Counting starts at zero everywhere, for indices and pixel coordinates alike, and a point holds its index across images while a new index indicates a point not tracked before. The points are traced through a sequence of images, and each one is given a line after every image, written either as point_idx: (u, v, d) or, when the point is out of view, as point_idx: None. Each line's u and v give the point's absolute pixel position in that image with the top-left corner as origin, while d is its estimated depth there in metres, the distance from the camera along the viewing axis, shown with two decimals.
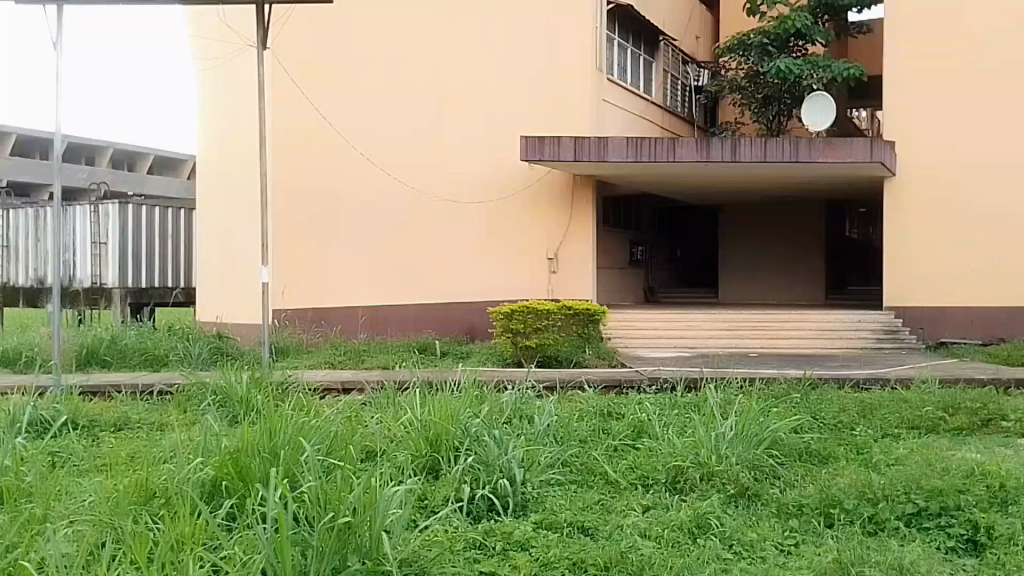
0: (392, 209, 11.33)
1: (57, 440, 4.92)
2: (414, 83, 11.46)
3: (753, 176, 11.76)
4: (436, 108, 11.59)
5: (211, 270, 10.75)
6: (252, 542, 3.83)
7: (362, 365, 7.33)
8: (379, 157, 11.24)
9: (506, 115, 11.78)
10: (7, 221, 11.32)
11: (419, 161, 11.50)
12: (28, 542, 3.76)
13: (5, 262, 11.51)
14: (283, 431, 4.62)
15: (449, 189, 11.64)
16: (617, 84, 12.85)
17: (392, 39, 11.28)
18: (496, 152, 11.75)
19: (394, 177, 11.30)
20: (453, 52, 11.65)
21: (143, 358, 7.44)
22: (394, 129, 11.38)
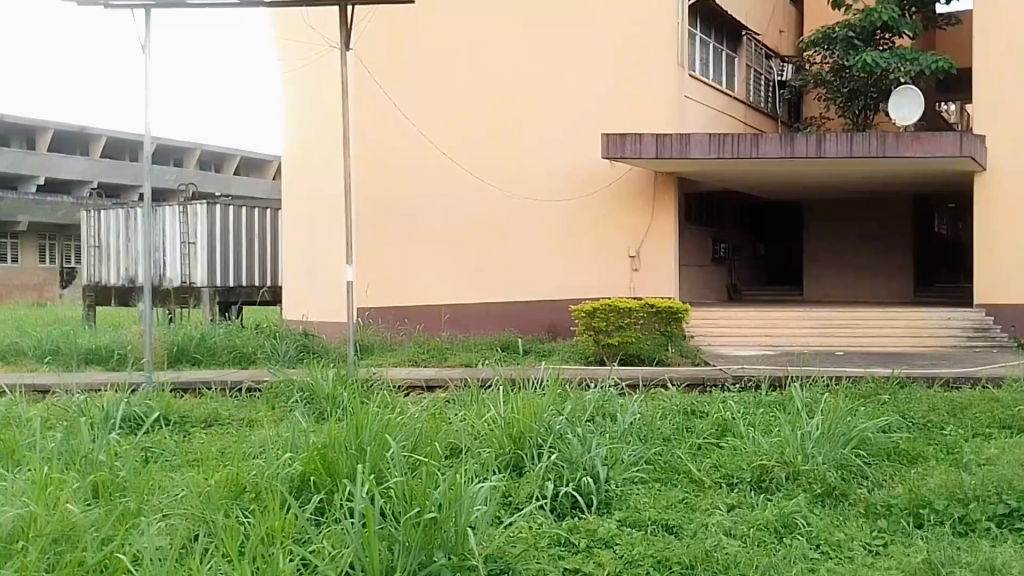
0: (468, 207, 11.23)
1: (150, 435, 5.01)
2: (489, 78, 11.27)
3: (827, 171, 11.48)
4: (511, 103, 11.27)
5: (295, 269, 10.98)
6: (342, 537, 3.88)
7: (445, 363, 7.40)
8: (454, 154, 11.25)
9: (586, 111, 11.22)
10: (102, 222, 11.65)
11: (495, 157, 11.25)
12: (121, 536, 3.83)
13: (99, 263, 11.76)
14: (368, 427, 4.63)
15: (525, 185, 11.24)
16: (703, 81, 12.31)
17: (468, 34, 11.22)
18: (575, 147, 11.23)
19: (469, 175, 11.23)
20: (530, 48, 11.25)
21: (233, 355, 7.56)
22: (471, 126, 11.28)
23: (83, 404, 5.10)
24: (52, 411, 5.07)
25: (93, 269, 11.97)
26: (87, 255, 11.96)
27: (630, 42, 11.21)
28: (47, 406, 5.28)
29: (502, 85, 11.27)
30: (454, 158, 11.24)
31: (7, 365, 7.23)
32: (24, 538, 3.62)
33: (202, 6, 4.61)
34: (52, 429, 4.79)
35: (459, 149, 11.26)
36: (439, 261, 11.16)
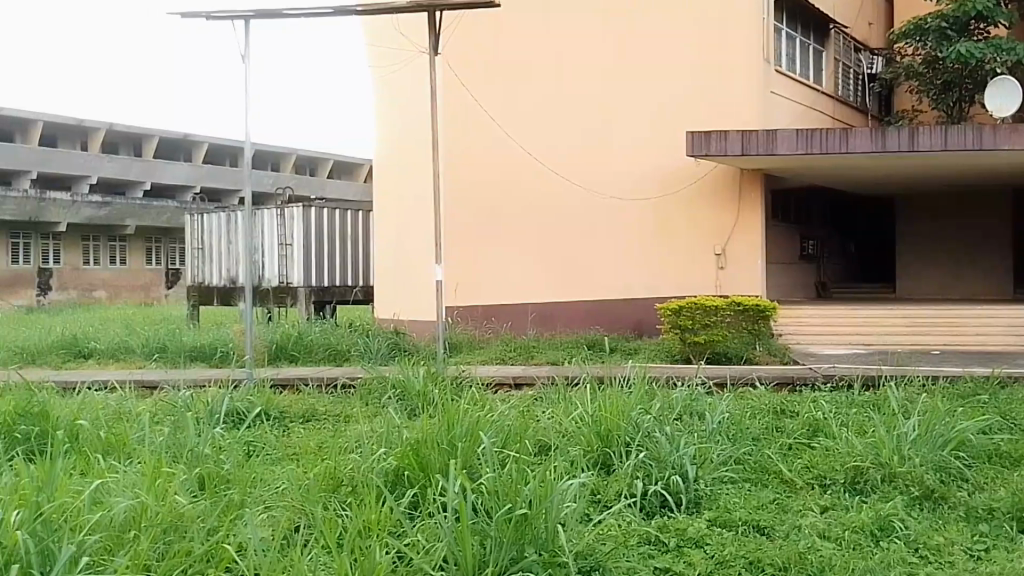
0: (552, 207, 11.15)
1: (253, 430, 5.22)
2: (574, 80, 11.17)
3: (914, 165, 11.16)
4: (595, 104, 11.15)
5: (385, 269, 11.24)
6: (437, 532, 3.97)
7: (532, 361, 7.51)
8: (541, 155, 11.20)
9: (669, 109, 11.04)
10: (206, 225, 12.27)
11: (580, 158, 11.15)
12: (227, 526, 4.02)
13: (202, 264, 12.28)
14: (460, 423, 4.69)
15: (610, 185, 11.08)
16: (789, 76, 12.06)
17: (551, 35, 11.18)
18: (660, 146, 11.02)
19: (552, 175, 11.16)
20: (611, 47, 11.14)
21: (328, 353, 7.76)
22: (554, 126, 11.17)
23: (189, 400, 5.34)
24: (159, 407, 5.34)
25: (196, 269, 12.50)
26: (191, 256, 12.52)
27: (713, 39, 10.98)
28: (155, 401, 5.60)
29: (585, 87, 11.16)
30: (541, 160, 11.19)
31: (118, 363, 7.59)
32: (139, 527, 3.82)
33: (297, 16, 4.69)
34: (160, 424, 5.03)
35: (546, 150, 11.17)
36: (526, 262, 11.13)
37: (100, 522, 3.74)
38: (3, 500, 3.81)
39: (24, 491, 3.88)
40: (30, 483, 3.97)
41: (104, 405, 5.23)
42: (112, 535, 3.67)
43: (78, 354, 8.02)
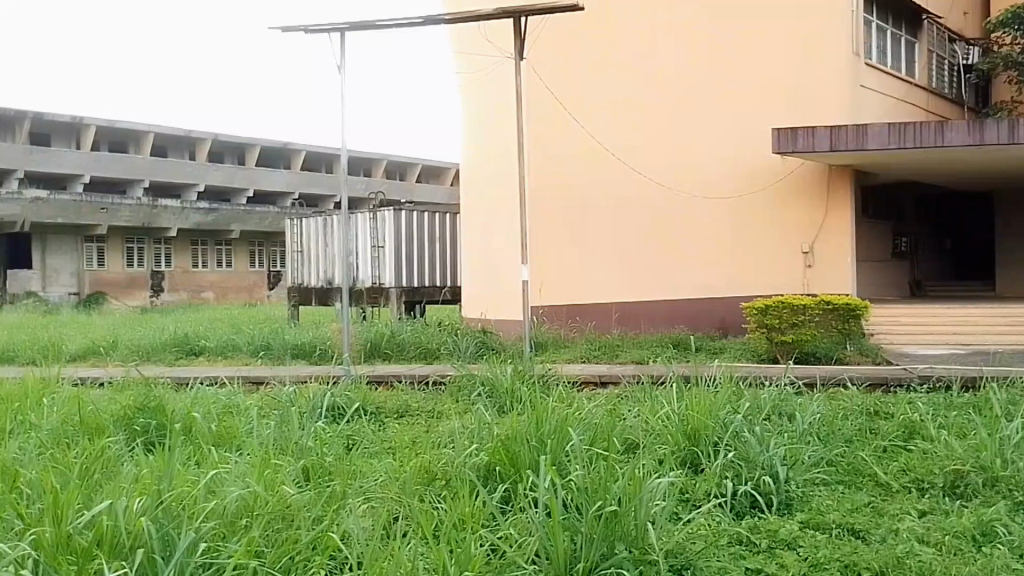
0: (635, 205, 11.09)
1: (351, 425, 5.48)
2: (658, 78, 11.12)
3: (1009, 157, 10.64)
4: (679, 101, 11.07)
5: (474, 269, 11.47)
6: (530, 526, 4.08)
7: (616, 360, 7.57)
8: (625, 154, 11.15)
9: (756, 106, 10.93)
10: (303, 229, 12.83)
11: (664, 155, 11.06)
12: (331, 515, 4.23)
13: (301, 266, 12.84)
14: (549, 419, 4.78)
15: (696, 182, 10.99)
16: (880, 69, 11.80)
17: (633, 35, 11.15)
18: (744, 143, 10.92)
19: (635, 173, 11.12)
20: (694, 45, 11.04)
21: (419, 351, 7.99)
22: (637, 125, 11.15)
23: (293, 397, 5.65)
24: (264, 401, 5.67)
25: (296, 271, 13.06)
26: (290, 259, 13.08)
27: (796, 36, 10.87)
28: (262, 396, 5.92)
29: (668, 85, 11.10)
30: (625, 158, 11.15)
31: (226, 360, 8.05)
32: (248, 515, 4.07)
33: (389, 25, 4.87)
34: (266, 418, 5.33)
35: (630, 148, 11.12)
36: (610, 261, 11.10)
37: (214, 510, 4.00)
38: (127, 488, 4.10)
39: (146, 479, 4.18)
40: (151, 473, 4.25)
41: (215, 399, 5.58)
42: (225, 521, 3.92)
43: (189, 352, 8.45)
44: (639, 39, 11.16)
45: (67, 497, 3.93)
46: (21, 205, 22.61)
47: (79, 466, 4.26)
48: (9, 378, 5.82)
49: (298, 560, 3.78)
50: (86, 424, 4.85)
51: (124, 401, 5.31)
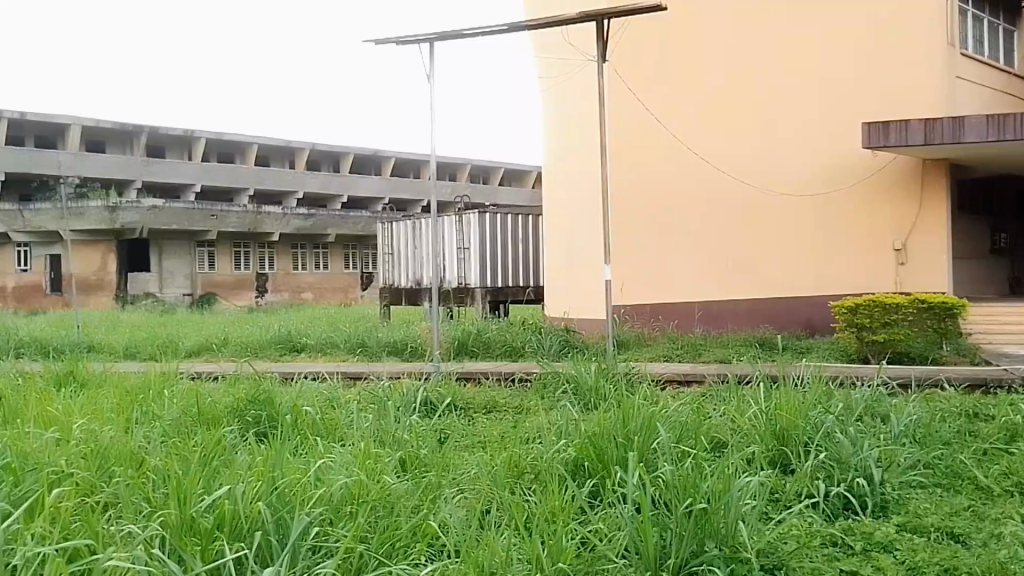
0: (719, 203, 10.94)
1: (443, 419, 5.73)
2: (743, 76, 10.94)
3: None
4: (764, 99, 10.89)
5: (556, 269, 11.62)
6: (620, 521, 4.18)
7: (700, 359, 7.58)
8: (710, 151, 10.99)
9: (842, 102, 10.67)
10: (391, 233, 13.47)
11: (749, 155, 10.90)
12: (428, 505, 4.46)
13: (390, 267, 13.48)
14: (636, 416, 4.89)
15: (781, 180, 10.79)
16: (975, 59, 11.24)
17: (719, 30, 10.99)
18: (832, 140, 10.67)
19: (720, 171, 10.97)
20: (778, 41, 10.85)
21: (504, 349, 8.19)
22: (723, 122, 10.97)
23: (388, 391, 5.98)
24: (362, 395, 6.00)
25: (386, 273, 13.70)
26: (381, 261, 13.68)
27: (885, 30, 10.56)
28: (359, 390, 6.27)
29: (753, 81, 10.92)
30: (709, 157, 11.00)
31: (326, 356, 8.51)
32: (353, 502, 4.35)
33: (477, 34, 5.00)
34: (364, 411, 5.65)
35: (715, 147, 10.98)
36: (695, 259, 10.99)
37: (321, 496, 4.28)
38: (243, 475, 4.46)
39: (258, 468, 4.52)
40: (262, 461, 4.60)
41: (317, 393, 5.95)
42: (331, 508, 4.20)
43: (292, 348, 8.96)
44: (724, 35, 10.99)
45: (190, 482, 4.29)
46: (142, 214, 23.78)
47: (199, 453, 4.65)
48: (136, 372, 6.38)
49: (399, 546, 4.01)
50: (203, 415, 5.27)
51: (237, 393, 5.74)
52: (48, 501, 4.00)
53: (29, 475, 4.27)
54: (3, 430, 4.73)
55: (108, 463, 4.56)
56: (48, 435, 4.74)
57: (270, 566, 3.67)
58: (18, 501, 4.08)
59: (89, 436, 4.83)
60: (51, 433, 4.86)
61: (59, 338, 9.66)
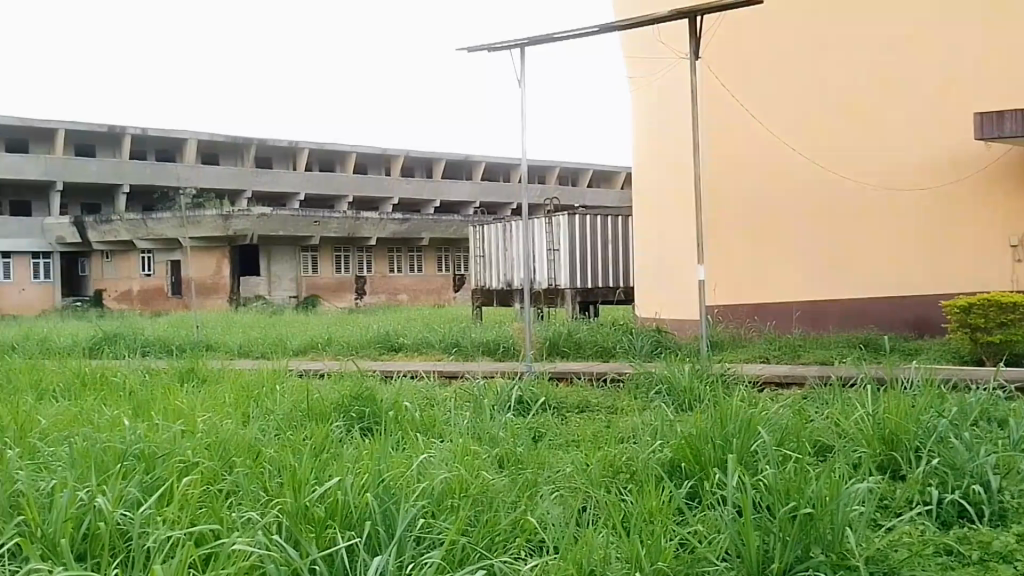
0: (817, 199, 10.70)
1: (537, 417, 5.86)
2: (839, 68, 10.66)
3: None
4: (863, 90, 10.55)
5: (645, 268, 11.61)
6: (720, 523, 4.19)
7: (798, 360, 7.42)
8: (806, 147, 10.82)
9: (951, 90, 10.10)
10: (481, 236, 14.12)
11: (852, 149, 10.57)
12: (526, 502, 4.60)
13: (481, 269, 14.12)
14: (733, 419, 5.01)
15: (884, 174, 10.39)
16: None
17: (814, 22, 10.79)
18: (944, 131, 10.10)
19: (817, 166, 10.75)
20: (874, 30, 10.48)
21: (595, 349, 8.24)
22: (819, 116, 10.75)
23: (483, 390, 6.21)
24: (459, 393, 6.25)
25: (478, 275, 14.30)
26: (473, 263, 14.35)
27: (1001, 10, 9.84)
28: (456, 388, 6.51)
29: (851, 73, 10.61)
30: (809, 153, 10.81)
31: (423, 355, 8.82)
32: (454, 496, 4.54)
33: (568, 38, 5.05)
34: (461, 408, 5.88)
35: (814, 142, 10.76)
36: (791, 258, 10.84)
37: (424, 489, 4.49)
38: (351, 467, 4.74)
39: (364, 461, 4.79)
40: (367, 455, 4.88)
41: (415, 390, 6.25)
42: (433, 500, 4.39)
43: (390, 347, 9.32)
44: (819, 27, 10.77)
45: (302, 473, 4.58)
46: (252, 221, 25.34)
47: (309, 446, 4.96)
48: (251, 369, 6.83)
49: (498, 540, 4.12)
50: (311, 410, 5.59)
51: (342, 389, 6.05)
52: (178, 488, 4.35)
53: (158, 463, 4.67)
54: (137, 421, 5.19)
55: (228, 454, 4.93)
56: (174, 426, 5.16)
57: (380, 554, 3.86)
58: (152, 487, 4.47)
59: (211, 429, 5.22)
60: (177, 424, 5.29)
61: (182, 337, 10.55)
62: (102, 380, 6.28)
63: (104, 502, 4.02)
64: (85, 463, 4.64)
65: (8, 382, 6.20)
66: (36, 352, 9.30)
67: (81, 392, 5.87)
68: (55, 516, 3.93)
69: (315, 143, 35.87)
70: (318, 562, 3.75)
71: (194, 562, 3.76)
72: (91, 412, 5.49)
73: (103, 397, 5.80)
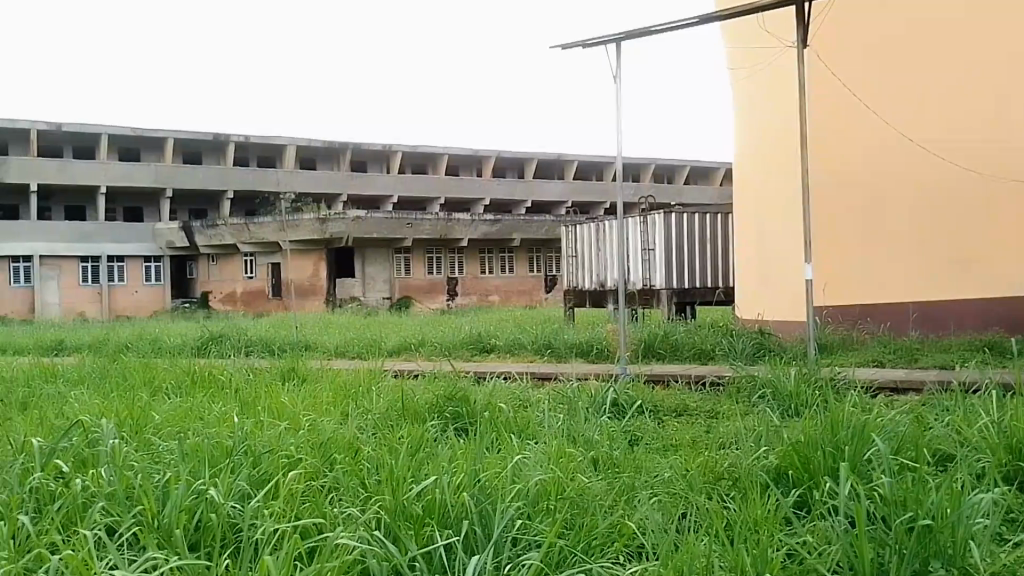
0: (935, 193, 10.10)
1: (633, 420, 5.79)
2: (957, 53, 10.08)
3: None
4: (983, 76, 9.94)
5: (748, 269, 11.37)
6: (831, 534, 4.00)
7: (915, 364, 7.05)
8: (922, 138, 10.22)
9: None
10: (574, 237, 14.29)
11: (974, 139, 9.94)
12: (624, 506, 4.53)
13: (573, 270, 14.29)
14: (844, 427, 4.87)
15: (1009, 166, 9.73)
16: None
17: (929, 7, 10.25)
18: None
19: (934, 158, 10.14)
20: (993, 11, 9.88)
21: (693, 351, 8.10)
22: (936, 104, 10.19)
23: (577, 393, 6.26)
24: (552, 395, 6.29)
25: (570, 275, 14.43)
26: (565, 265, 14.46)
27: None
28: (549, 390, 6.59)
29: (970, 59, 10.01)
30: (925, 144, 10.20)
31: (516, 356, 8.86)
32: (550, 498, 4.50)
33: (668, 30, 5.09)
34: (555, 410, 5.91)
35: (932, 133, 10.16)
36: (904, 255, 10.31)
37: (520, 490, 4.47)
38: (447, 466, 4.79)
39: (460, 460, 4.83)
40: (463, 454, 4.92)
41: (509, 392, 6.33)
42: (529, 501, 4.39)
43: (482, 349, 9.40)
44: (934, 11, 10.23)
45: (401, 471, 4.65)
46: (348, 224, 25.94)
47: (406, 445, 5.04)
48: (348, 369, 7.05)
49: (595, 545, 4.06)
50: (407, 410, 5.69)
51: (436, 390, 6.14)
52: (284, 483, 4.48)
53: (264, 458, 4.84)
54: (244, 418, 5.38)
55: (328, 451, 5.04)
56: (278, 424, 5.33)
57: (477, 554, 3.86)
58: (259, 480, 4.63)
59: (313, 427, 5.36)
60: (280, 422, 5.47)
61: (282, 337, 10.98)
62: (211, 379, 6.56)
63: (215, 495, 4.18)
64: (196, 457, 4.84)
65: (126, 380, 6.59)
66: (151, 352, 9.88)
67: (190, 390, 6.16)
68: (171, 506, 4.11)
69: (408, 146, 37.30)
70: (417, 559, 3.78)
71: (301, 555, 3.84)
72: (200, 409, 5.75)
73: (210, 395, 6.05)
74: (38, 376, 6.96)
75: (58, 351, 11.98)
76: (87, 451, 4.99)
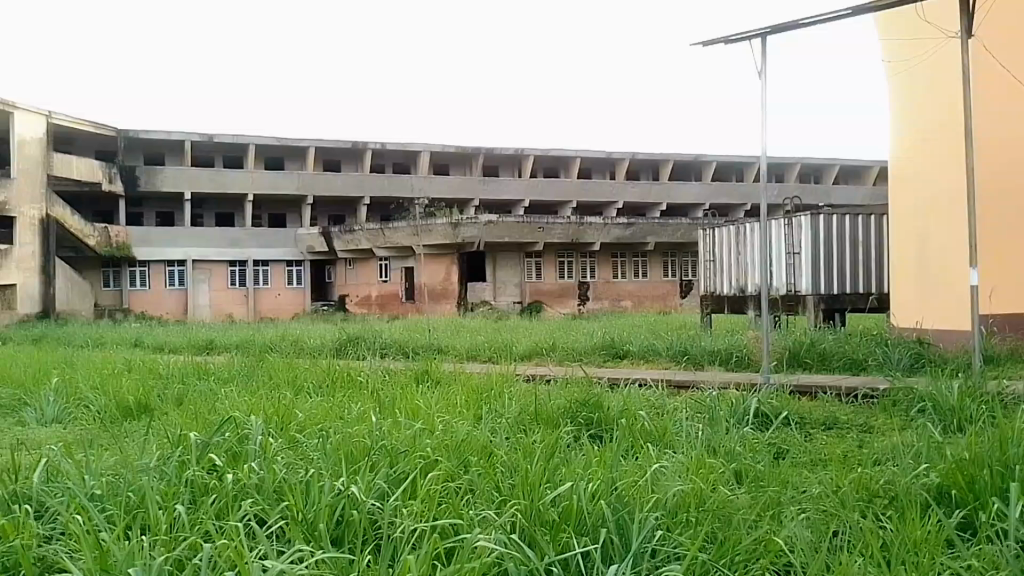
0: None
1: (776, 432, 5.71)
2: None
3: None
4: None
5: (901, 273, 11.03)
6: (1002, 560, 3.61)
7: None
8: None
9: None
10: (715, 239, 14.31)
11: None
12: (771, 521, 4.26)
13: (713, 274, 14.30)
14: (1013, 446, 4.52)
15: None
16: None
17: None
18: None
19: None
20: None
21: (843, 360, 7.88)
22: None
23: (718, 400, 6.24)
24: (689, 404, 6.32)
25: (707, 280, 14.55)
26: (704, 269, 14.67)
27: None
28: (685, 398, 6.65)
29: None
30: None
31: (650, 363, 8.82)
32: (688, 509, 4.32)
33: (814, 22, 5.21)
34: (694, 419, 5.90)
35: None
36: None
37: (658, 500, 4.31)
38: (583, 471, 4.73)
39: (596, 467, 4.76)
40: (596, 461, 4.85)
41: (647, 401, 6.42)
42: (667, 512, 4.20)
43: (616, 354, 9.45)
44: None
45: (537, 475, 4.60)
46: (479, 228, 26.71)
47: (540, 450, 5.04)
48: (480, 372, 7.35)
49: (739, 560, 3.80)
50: (540, 415, 5.84)
51: (570, 395, 6.30)
52: (421, 483, 4.51)
53: (401, 458, 4.91)
54: (382, 418, 5.59)
55: (463, 453, 5.09)
56: (415, 425, 5.50)
57: (617, 563, 3.71)
58: (396, 480, 4.66)
59: (447, 429, 5.52)
60: (415, 424, 5.64)
61: (413, 339, 11.36)
62: (349, 380, 6.85)
63: (356, 492, 4.21)
64: (333, 453, 4.98)
65: (270, 378, 6.98)
66: (294, 352, 10.40)
67: (330, 390, 6.46)
68: (315, 502, 4.16)
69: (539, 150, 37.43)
70: (554, 565, 3.65)
71: (439, 555, 3.75)
72: (339, 408, 6.01)
73: (349, 395, 6.35)
74: (191, 375, 7.44)
75: (207, 350, 12.88)
76: (236, 445, 5.20)
